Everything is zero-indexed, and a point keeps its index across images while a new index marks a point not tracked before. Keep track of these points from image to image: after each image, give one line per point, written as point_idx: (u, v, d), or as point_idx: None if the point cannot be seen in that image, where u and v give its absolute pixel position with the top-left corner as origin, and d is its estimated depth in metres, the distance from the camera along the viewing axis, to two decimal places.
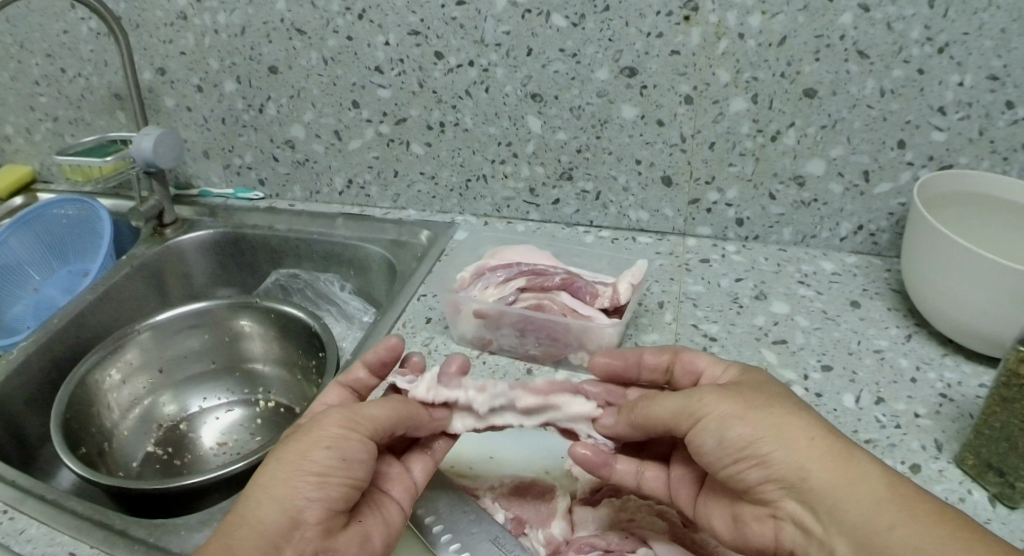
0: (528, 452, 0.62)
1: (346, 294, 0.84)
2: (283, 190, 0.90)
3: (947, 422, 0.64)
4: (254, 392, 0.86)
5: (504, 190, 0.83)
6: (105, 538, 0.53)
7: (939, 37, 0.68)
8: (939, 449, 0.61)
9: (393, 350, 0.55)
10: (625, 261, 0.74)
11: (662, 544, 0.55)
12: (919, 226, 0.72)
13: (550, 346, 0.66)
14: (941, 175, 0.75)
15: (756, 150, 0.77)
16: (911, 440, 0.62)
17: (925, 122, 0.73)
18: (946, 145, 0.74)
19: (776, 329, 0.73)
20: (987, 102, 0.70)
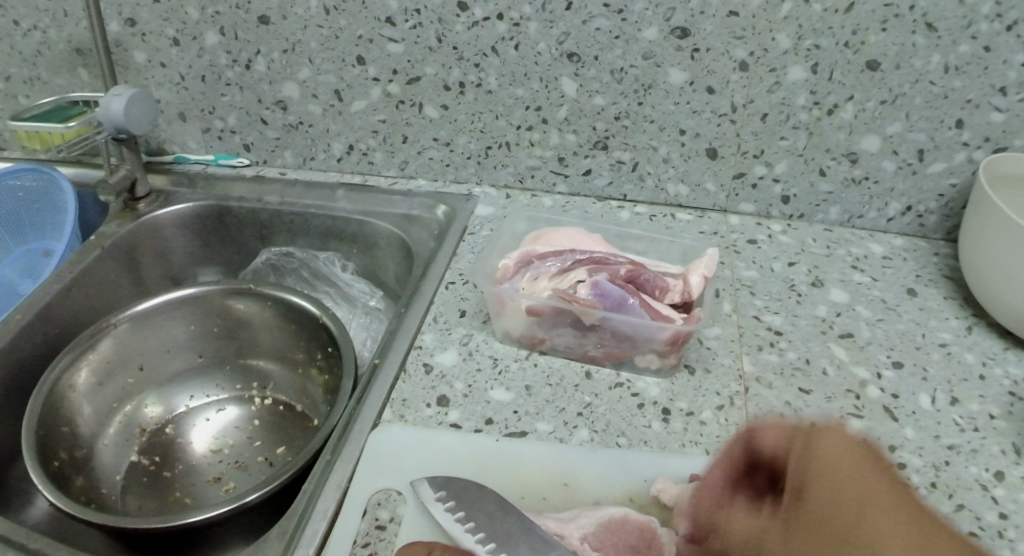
0: (605, 473, 0.52)
1: (348, 276, 0.74)
2: (272, 156, 0.79)
3: (1021, 423, 0.59)
4: (247, 388, 0.75)
5: (529, 159, 0.73)
6: None
7: (1009, 13, 0.61)
8: (1018, 453, 0.56)
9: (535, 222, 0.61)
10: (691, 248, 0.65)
11: None
12: (986, 215, 0.66)
13: (613, 348, 0.59)
14: (998, 159, 0.69)
15: (810, 124, 0.69)
16: (990, 444, 0.57)
17: (985, 102, 0.67)
18: (1003, 127, 0.68)
19: (840, 321, 0.66)
20: None
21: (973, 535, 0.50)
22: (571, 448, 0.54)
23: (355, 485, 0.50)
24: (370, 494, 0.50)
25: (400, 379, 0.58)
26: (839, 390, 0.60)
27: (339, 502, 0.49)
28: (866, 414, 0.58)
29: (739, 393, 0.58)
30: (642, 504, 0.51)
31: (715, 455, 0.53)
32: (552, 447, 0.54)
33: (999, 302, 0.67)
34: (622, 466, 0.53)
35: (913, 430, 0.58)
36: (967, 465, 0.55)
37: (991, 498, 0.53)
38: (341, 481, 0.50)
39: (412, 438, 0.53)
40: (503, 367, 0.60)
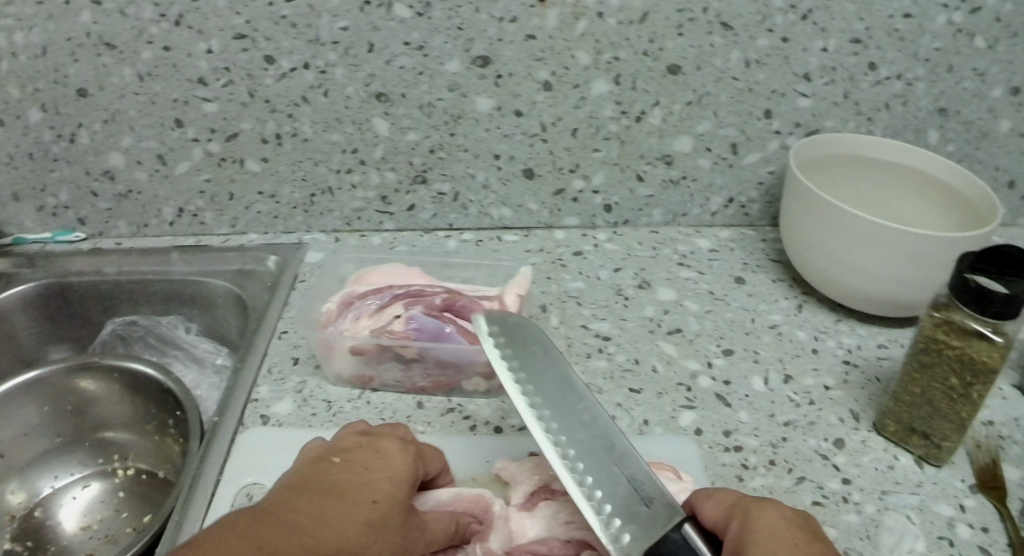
0: (457, 456, 0.57)
1: (193, 336, 0.75)
2: (107, 227, 0.79)
3: (856, 390, 0.64)
4: (110, 461, 0.75)
5: (354, 201, 0.75)
6: None
7: (801, 4, 0.66)
8: (856, 418, 0.61)
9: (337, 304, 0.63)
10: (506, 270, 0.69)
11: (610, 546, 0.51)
12: (793, 190, 0.71)
13: (440, 376, 0.62)
14: (815, 141, 0.74)
15: (621, 133, 0.73)
16: (828, 414, 0.61)
17: (791, 90, 0.72)
18: (811, 111, 0.73)
19: (668, 318, 0.70)
20: (850, 65, 0.70)
21: (818, 504, 0.54)
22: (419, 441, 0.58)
23: (223, 485, 0.54)
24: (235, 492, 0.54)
25: (240, 433, 0.59)
26: (670, 385, 0.63)
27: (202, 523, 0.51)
28: (698, 404, 0.62)
29: None
30: (486, 482, 0.56)
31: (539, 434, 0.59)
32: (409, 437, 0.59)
33: (816, 272, 0.72)
34: (466, 450, 0.58)
35: (747, 412, 0.61)
36: (806, 438, 0.59)
37: (832, 466, 0.57)
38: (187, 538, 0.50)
39: (280, 439, 0.58)
40: (337, 409, 0.61)
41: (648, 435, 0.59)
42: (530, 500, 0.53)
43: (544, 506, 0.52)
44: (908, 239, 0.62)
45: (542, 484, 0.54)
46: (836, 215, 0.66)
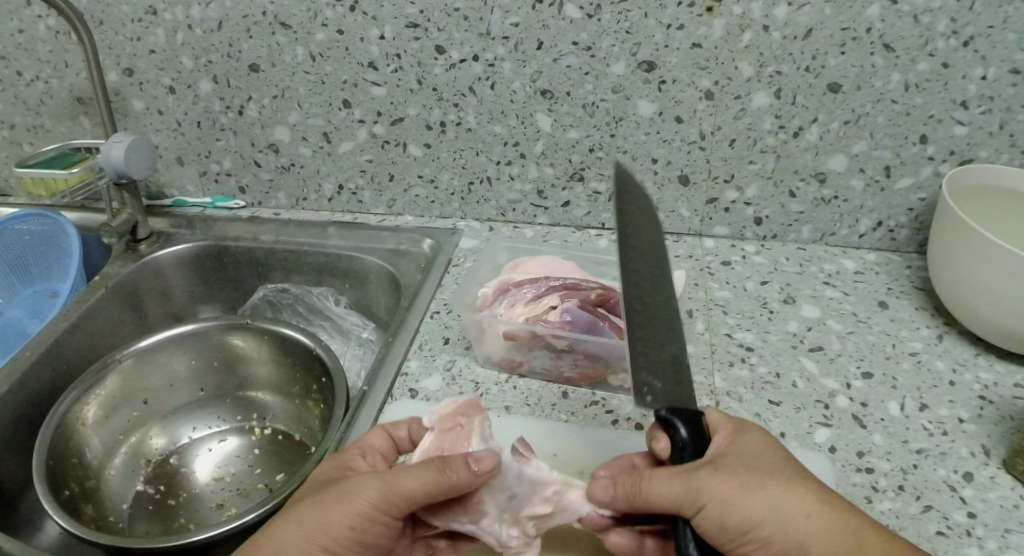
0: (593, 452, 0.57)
1: (342, 309, 0.78)
2: (266, 197, 0.83)
3: (990, 425, 0.62)
4: (247, 419, 0.78)
5: (510, 193, 0.77)
6: None
7: (965, 29, 0.64)
8: (987, 454, 0.59)
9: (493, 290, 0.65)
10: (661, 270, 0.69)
11: None
12: (942, 218, 0.70)
13: (588, 368, 0.62)
14: (964, 170, 0.71)
15: (776, 147, 0.72)
16: (960, 446, 0.60)
17: (948, 116, 0.70)
18: (968, 140, 0.70)
19: (811, 335, 0.69)
20: (1008, 96, 0.67)
21: (940, 534, 0.52)
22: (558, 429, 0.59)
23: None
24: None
25: (388, 403, 0.61)
26: (810, 402, 0.63)
27: None
28: (835, 423, 0.61)
29: (710, 407, 0.62)
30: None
31: None
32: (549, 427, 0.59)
33: (964, 302, 0.69)
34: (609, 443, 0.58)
35: (881, 437, 0.61)
36: (935, 467, 0.58)
37: (958, 497, 0.55)
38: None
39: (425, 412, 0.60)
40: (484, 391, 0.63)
41: (786, 447, 0.59)
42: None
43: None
44: None
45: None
46: (981, 246, 0.65)
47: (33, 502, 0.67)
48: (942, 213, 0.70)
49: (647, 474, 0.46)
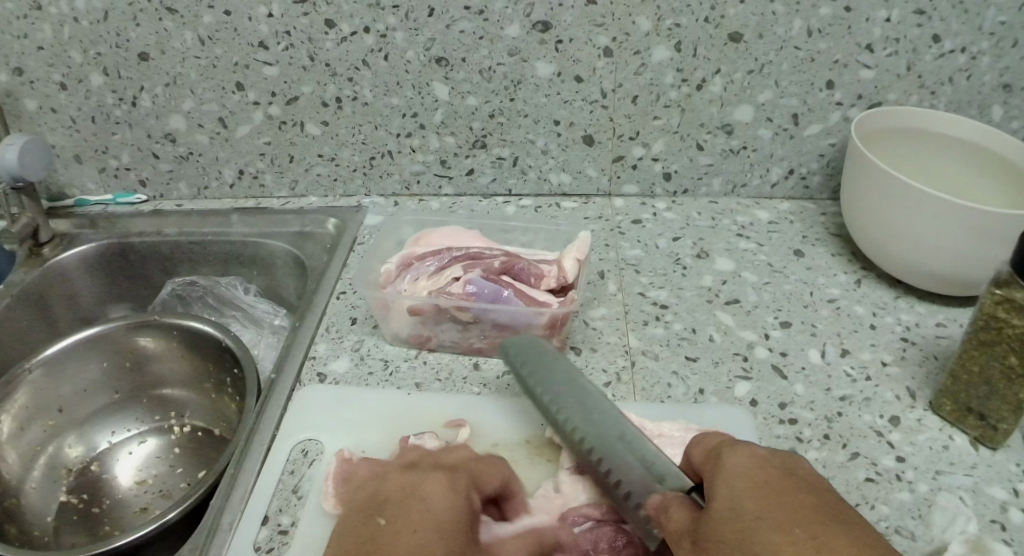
0: (503, 421, 0.58)
1: (252, 297, 0.76)
2: (168, 189, 0.80)
3: (913, 367, 0.62)
4: (166, 418, 0.76)
5: (413, 164, 0.75)
6: None
7: None
8: (913, 397, 0.60)
9: (390, 272, 0.62)
10: (560, 232, 0.67)
11: None
12: (858, 164, 0.69)
13: (497, 337, 0.61)
14: (877, 114, 0.72)
15: (681, 101, 0.72)
16: (885, 391, 0.60)
17: (852, 60, 0.70)
18: (874, 83, 0.71)
19: (727, 289, 0.69)
20: (913, 38, 0.68)
21: (870, 481, 0.53)
22: (474, 399, 0.59)
23: (279, 440, 0.56)
24: (289, 450, 0.56)
25: (296, 390, 0.60)
26: (725, 355, 0.63)
27: (259, 467, 0.55)
28: (754, 375, 0.61)
29: (624, 368, 0.61)
30: (538, 446, 0.56)
31: (607, 399, 0.58)
32: (459, 401, 0.59)
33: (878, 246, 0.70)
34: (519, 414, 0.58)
35: (802, 386, 0.61)
36: (861, 414, 0.58)
37: (886, 442, 0.56)
38: (243, 492, 0.53)
39: (334, 399, 0.59)
40: (394, 368, 0.62)
41: (705, 404, 0.59)
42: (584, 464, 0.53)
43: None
44: (970, 220, 0.60)
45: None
46: (895, 188, 0.65)
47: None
48: (856, 162, 0.69)
49: (731, 446, 0.42)
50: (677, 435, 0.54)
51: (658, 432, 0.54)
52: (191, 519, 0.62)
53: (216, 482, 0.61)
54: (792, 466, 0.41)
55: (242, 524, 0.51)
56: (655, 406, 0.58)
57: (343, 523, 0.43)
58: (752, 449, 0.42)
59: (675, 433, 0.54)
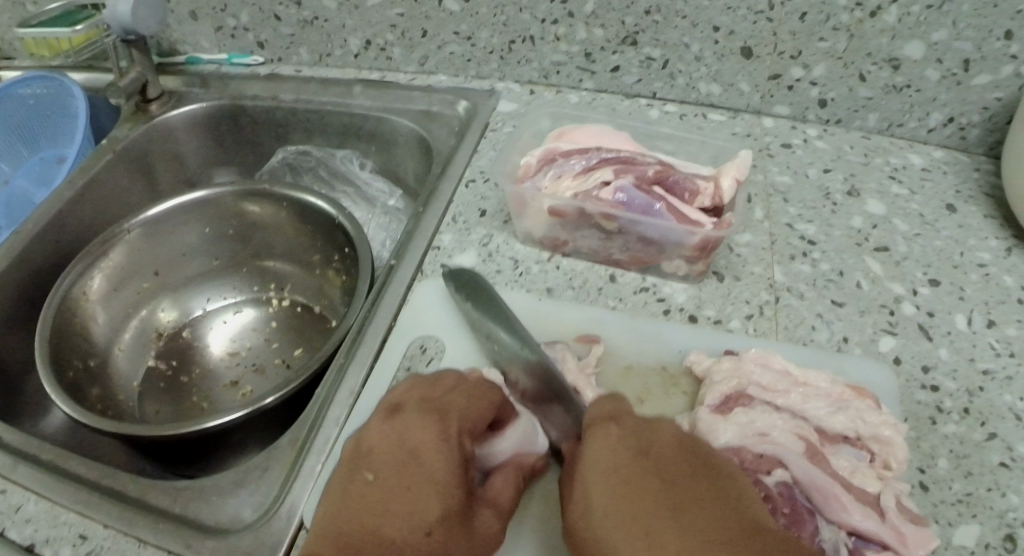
0: (638, 343, 0.53)
1: (366, 175, 0.73)
2: (287, 54, 0.76)
3: None
4: (264, 290, 0.74)
5: (555, 55, 0.70)
6: (119, 517, 0.44)
7: None
8: None
9: (531, 170, 0.58)
10: (724, 148, 0.61)
11: (807, 468, 0.45)
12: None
13: (640, 252, 0.57)
14: None
15: (851, 26, 0.63)
16: None
17: None
18: None
19: (876, 234, 0.62)
20: None
21: (1003, 466, 0.48)
22: (611, 316, 0.55)
23: (395, 333, 0.53)
24: (407, 343, 0.53)
25: (417, 280, 0.57)
26: (872, 304, 0.57)
27: (376, 354, 0.52)
28: (899, 331, 0.56)
29: (768, 303, 0.56)
30: (674, 375, 0.52)
31: (753, 337, 0.54)
32: (592, 314, 0.55)
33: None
34: (658, 337, 0.54)
35: (947, 352, 0.55)
36: (1001, 393, 0.52)
37: None
38: (356, 379, 0.50)
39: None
40: (523, 270, 0.58)
41: (847, 354, 0.54)
42: (726, 405, 0.48)
43: (740, 413, 0.47)
44: None
45: (739, 390, 0.49)
46: None
47: (38, 386, 0.64)
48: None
49: (591, 429, 0.42)
50: (822, 388, 0.49)
51: (802, 381, 0.50)
52: (287, 409, 0.58)
53: (320, 368, 0.55)
54: (648, 436, 0.41)
55: (351, 419, 0.48)
56: (801, 350, 0.53)
57: (400, 428, 0.41)
58: (614, 429, 0.41)
59: (820, 383, 0.50)
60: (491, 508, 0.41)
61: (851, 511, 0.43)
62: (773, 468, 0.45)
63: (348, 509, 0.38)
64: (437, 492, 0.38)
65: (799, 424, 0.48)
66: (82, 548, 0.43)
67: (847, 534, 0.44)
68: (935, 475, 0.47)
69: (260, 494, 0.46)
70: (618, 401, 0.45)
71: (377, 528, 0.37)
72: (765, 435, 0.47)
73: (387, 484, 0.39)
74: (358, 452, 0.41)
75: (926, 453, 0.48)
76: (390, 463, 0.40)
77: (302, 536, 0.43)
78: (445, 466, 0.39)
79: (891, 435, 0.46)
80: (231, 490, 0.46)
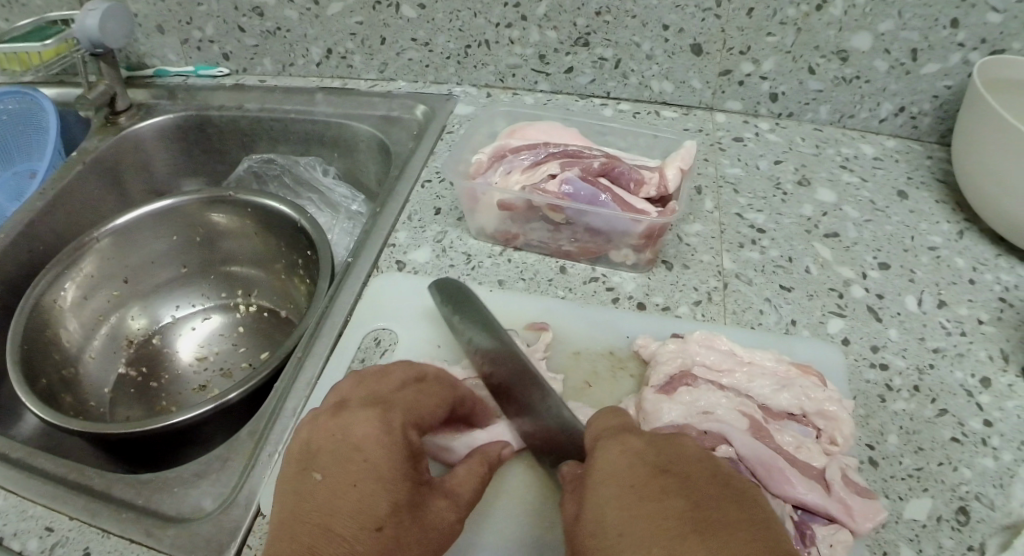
0: (586, 330, 0.55)
1: (330, 180, 0.75)
2: (251, 64, 0.78)
3: (1010, 329, 0.57)
4: (233, 296, 0.76)
5: (510, 57, 0.71)
6: (84, 508, 0.46)
7: None
8: (1006, 360, 0.55)
9: (480, 167, 0.60)
10: (672, 142, 0.63)
11: (750, 444, 0.46)
12: (978, 112, 0.61)
13: (588, 243, 0.59)
14: (992, 62, 0.63)
15: (799, 20, 0.65)
16: (977, 349, 0.55)
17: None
18: (1001, 28, 0.62)
19: (826, 220, 0.64)
20: None
21: (954, 441, 0.50)
22: (562, 303, 0.57)
23: (351, 327, 0.55)
24: (362, 336, 0.55)
25: (372, 276, 0.59)
26: (821, 289, 0.59)
27: (331, 348, 0.54)
28: (848, 314, 0.57)
29: (717, 289, 0.58)
30: (622, 359, 0.54)
31: (698, 320, 0.56)
32: (542, 303, 0.57)
33: (981, 196, 0.62)
34: (606, 324, 0.56)
35: (896, 332, 0.57)
36: (953, 370, 0.54)
37: (975, 404, 0.52)
38: (313, 374, 0.52)
39: (410, 287, 0.58)
40: (476, 263, 0.60)
41: (795, 336, 0.56)
42: (670, 385, 0.50)
43: (685, 392, 0.49)
44: None
45: (684, 369, 0.51)
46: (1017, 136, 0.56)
47: (12, 392, 0.66)
48: (974, 108, 0.61)
49: (600, 442, 0.39)
50: (768, 366, 0.52)
51: (748, 360, 0.52)
52: (251, 402, 0.60)
53: (280, 366, 0.57)
54: (666, 446, 0.37)
55: (307, 409, 0.50)
56: (746, 333, 0.55)
57: (344, 422, 0.41)
58: (631, 441, 0.37)
59: (767, 363, 0.52)
60: (446, 498, 0.41)
61: (795, 485, 0.45)
62: (717, 445, 0.47)
63: (296, 513, 0.38)
64: (384, 486, 0.38)
65: (743, 401, 0.50)
66: (48, 540, 0.45)
67: (793, 508, 0.45)
68: (884, 451, 0.49)
69: (220, 485, 0.48)
70: (621, 414, 0.42)
71: (329, 525, 0.37)
72: (710, 414, 0.49)
73: (335, 481, 0.39)
74: (305, 452, 0.41)
75: (876, 430, 0.50)
76: (336, 459, 0.40)
77: (260, 522, 0.45)
78: (389, 458, 0.40)
79: (837, 410, 0.48)
80: (194, 481, 0.48)
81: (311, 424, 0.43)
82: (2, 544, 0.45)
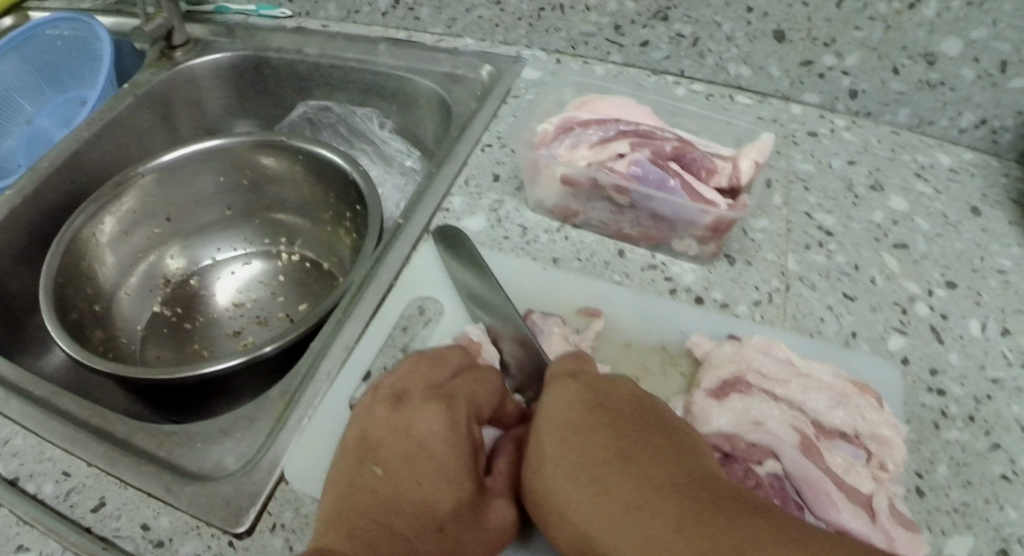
0: (639, 322, 0.53)
1: (386, 134, 0.73)
2: (315, 7, 0.76)
3: None
4: (275, 243, 0.75)
5: (584, 24, 0.69)
6: (101, 456, 0.45)
7: None
8: None
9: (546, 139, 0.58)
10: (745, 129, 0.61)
11: (800, 463, 0.44)
12: None
13: (650, 228, 0.57)
14: None
15: (888, 17, 0.62)
16: None
17: None
18: None
19: (896, 230, 0.62)
20: None
21: (1003, 479, 0.47)
22: (618, 290, 0.55)
23: (395, 292, 0.54)
24: (406, 303, 0.53)
25: (422, 241, 0.57)
26: (884, 301, 0.56)
27: (373, 312, 0.52)
28: (911, 330, 0.55)
29: (778, 290, 0.56)
30: (674, 356, 0.52)
31: (758, 322, 0.54)
32: (596, 288, 0.55)
33: None
34: (661, 318, 0.53)
35: (958, 355, 0.54)
36: (1010, 404, 0.51)
37: None
38: (354, 334, 0.51)
39: None
40: (531, 238, 0.58)
41: (854, 348, 0.53)
42: (722, 390, 0.48)
43: (736, 400, 0.47)
44: None
45: (738, 375, 0.49)
46: None
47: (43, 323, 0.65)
48: None
49: (552, 384, 0.43)
50: (824, 379, 0.49)
51: (806, 372, 0.49)
52: (284, 358, 0.58)
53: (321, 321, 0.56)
54: (604, 390, 0.42)
55: (343, 373, 0.49)
56: (803, 336, 0.53)
57: (407, 415, 0.42)
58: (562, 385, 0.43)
59: (823, 376, 0.49)
60: (506, 500, 0.41)
61: (840, 510, 0.43)
62: (764, 460, 0.45)
63: (358, 505, 0.38)
64: (447, 487, 0.39)
65: (796, 415, 0.47)
66: (64, 485, 0.44)
67: (834, 533, 0.43)
68: (932, 480, 0.47)
69: (248, 441, 0.46)
70: (582, 357, 0.45)
71: (388, 523, 0.37)
72: (760, 425, 0.46)
73: (398, 478, 0.39)
74: (365, 442, 0.42)
75: (926, 458, 0.48)
76: (401, 454, 0.40)
77: (283, 488, 0.43)
78: (453, 456, 0.40)
79: (891, 436, 0.46)
80: (217, 438, 0.46)
81: (371, 413, 0.43)
82: (17, 484, 0.45)
